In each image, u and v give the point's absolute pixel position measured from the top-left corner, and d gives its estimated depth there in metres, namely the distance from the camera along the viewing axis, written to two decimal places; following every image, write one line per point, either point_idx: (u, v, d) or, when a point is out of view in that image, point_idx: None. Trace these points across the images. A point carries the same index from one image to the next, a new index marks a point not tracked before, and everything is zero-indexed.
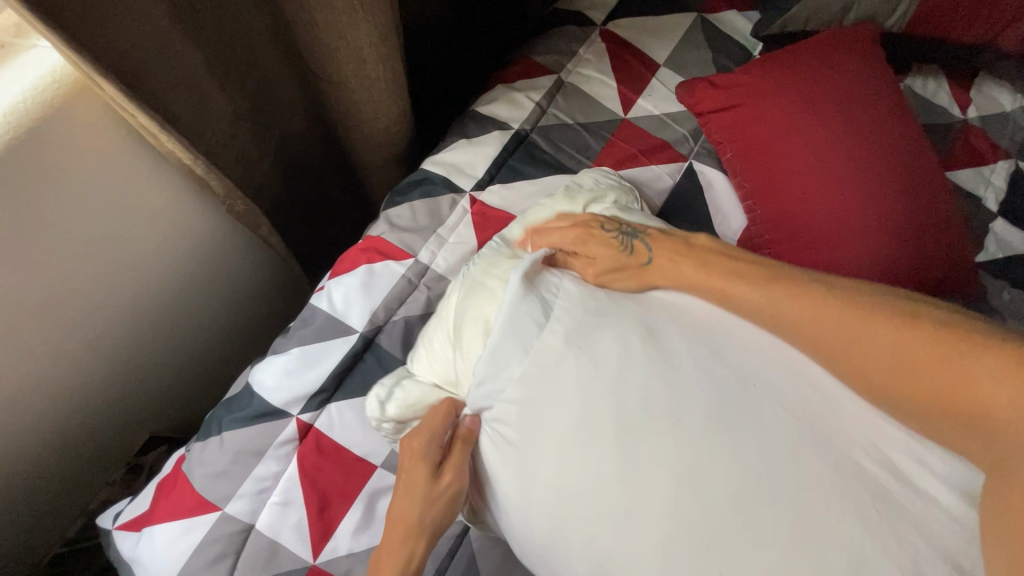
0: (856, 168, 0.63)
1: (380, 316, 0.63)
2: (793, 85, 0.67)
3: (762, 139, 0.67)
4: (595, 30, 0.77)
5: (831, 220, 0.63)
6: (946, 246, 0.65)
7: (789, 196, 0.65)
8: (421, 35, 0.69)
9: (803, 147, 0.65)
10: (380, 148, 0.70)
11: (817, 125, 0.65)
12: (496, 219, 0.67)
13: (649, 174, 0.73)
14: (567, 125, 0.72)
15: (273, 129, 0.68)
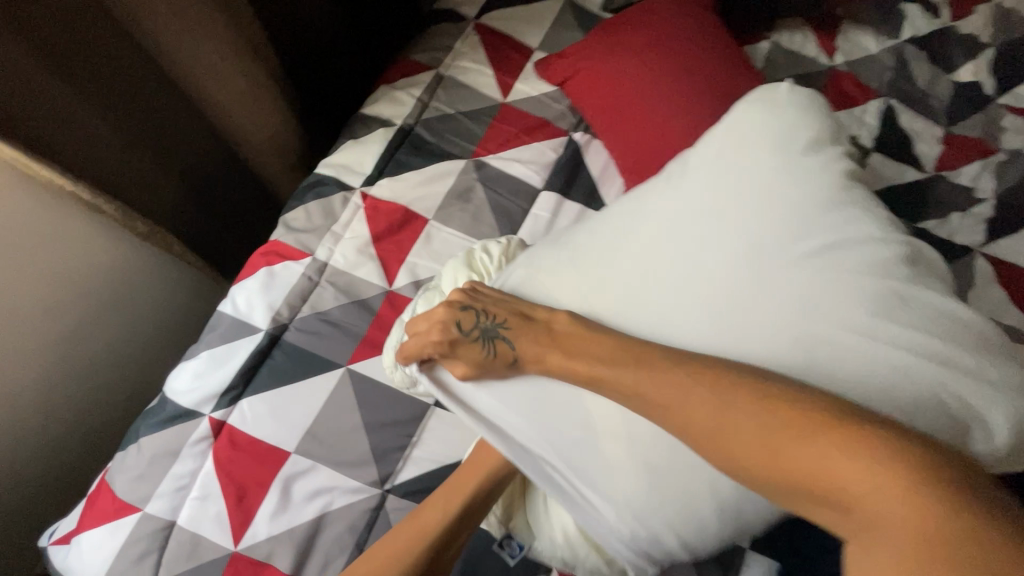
0: (693, 95, 0.69)
1: (283, 314, 0.66)
2: (626, 46, 0.74)
3: (610, 96, 0.74)
4: (469, 25, 0.82)
5: (680, 157, 0.68)
6: None
7: (643, 143, 0.70)
8: (298, 41, 0.73)
9: (642, 94, 0.72)
10: (269, 153, 0.75)
11: (652, 74, 0.72)
12: (388, 211, 0.71)
13: (532, 151, 0.77)
14: (449, 116, 0.77)
15: (179, 156, 0.69)
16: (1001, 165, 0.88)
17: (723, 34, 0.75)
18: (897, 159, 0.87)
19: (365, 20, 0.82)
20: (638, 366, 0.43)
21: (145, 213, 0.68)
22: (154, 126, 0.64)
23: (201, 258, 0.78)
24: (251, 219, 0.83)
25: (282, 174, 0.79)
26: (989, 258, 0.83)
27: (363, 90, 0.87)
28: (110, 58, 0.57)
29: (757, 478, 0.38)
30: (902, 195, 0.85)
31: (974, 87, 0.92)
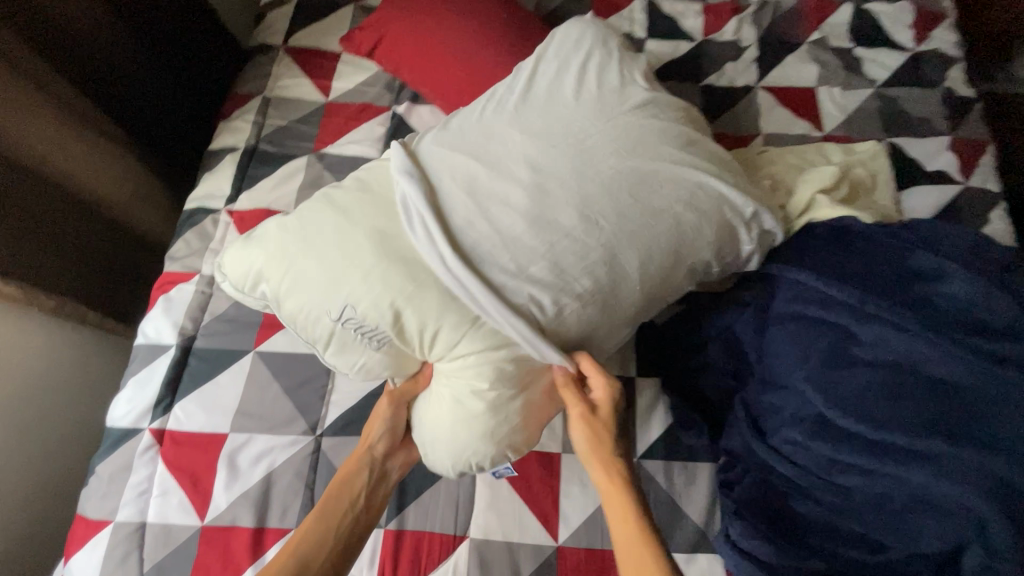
0: (479, 37, 0.82)
1: (188, 327, 0.76)
2: (409, 7, 0.87)
3: (410, 50, 0.86)
4: (279, 50, 0.95)
5: (476, 78, 0.81)
6: None
7: (446, 79, 0.83)
8: (122, 102, 0.83)
9: (432, 38, 0.84)
10: (118, 193, 0.86)
11: (435, 21, 0.85)
12: (252, 217, 0.82)
13: (363, 131, 0.90)
14: (284, 126, 0.89)
15: (59, 235, 0.77)
16: (753, 16, 1.05)
17: None
18: (670, 38, 1.02)
19: (186, 69, 0.93)
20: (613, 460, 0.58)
21: (50, 290, 0.76)
22: (27, 208, 0.72)
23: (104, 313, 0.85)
24: (139, 269, 0.92)
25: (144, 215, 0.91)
26: (766, 89, 0.99)
27: (204, 132, 0.98)
28: None
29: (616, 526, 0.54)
30: (682, 65, 1.00)
31: None
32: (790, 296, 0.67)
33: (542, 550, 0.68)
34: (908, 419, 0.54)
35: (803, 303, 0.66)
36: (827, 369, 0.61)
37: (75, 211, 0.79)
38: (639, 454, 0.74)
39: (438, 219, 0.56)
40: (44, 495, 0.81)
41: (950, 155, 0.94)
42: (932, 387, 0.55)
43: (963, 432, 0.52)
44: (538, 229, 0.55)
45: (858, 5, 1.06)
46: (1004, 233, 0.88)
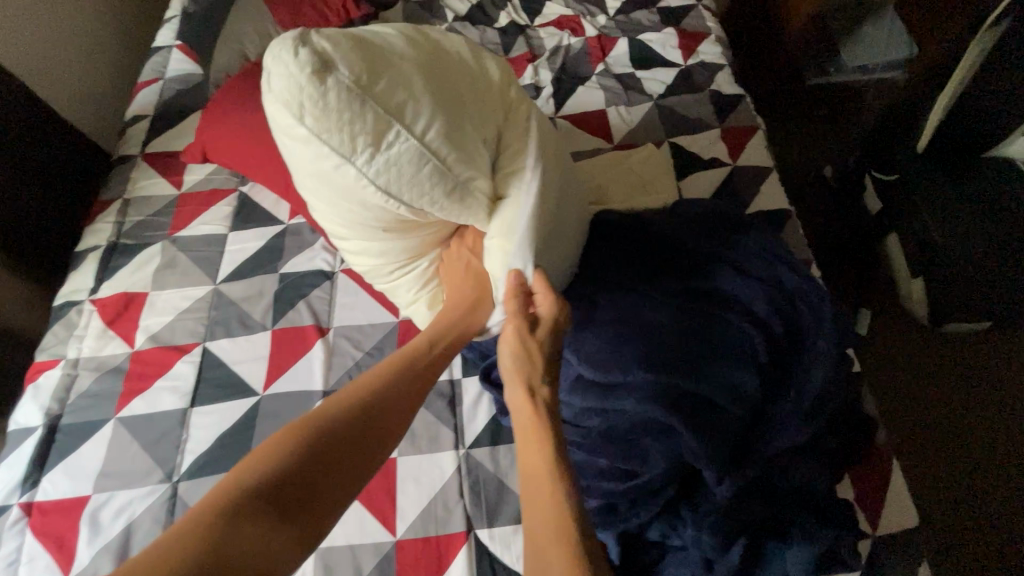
0: None
1: (55, 407, 0.85)
2: (224, 111, 1.00)
3: (232, 149, 0.99)
4: (138, 157, 1.10)
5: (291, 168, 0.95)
6: None
7: (267, 171, 0.98)
8: None
9: (248, 136, 0.98)
10: None
11: (248, 123, 0.98)
12: (112, 302, 0.93)
13: (213, 212, 1.03)
14: (142, 220, 1.02)
15: None
16: (548, 59, 1.24)
17: None
18: None
19: (36, 177, 1.02)
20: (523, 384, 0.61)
21: None
22: None
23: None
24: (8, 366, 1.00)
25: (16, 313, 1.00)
26: (563, 117, 1.16)
27: (70, 229, 1.09)
28: None
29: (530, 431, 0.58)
30: None
31: (512, 25, 1.30)
32: (569, 280, 0.77)
33: (382, 547, 0.75)
34: (630, 358, 0.66)
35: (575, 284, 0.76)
36: (577, 332, 0.72)
37: None
38: (467, 445, 0.83)
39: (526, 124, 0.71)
40: None
41: (720, 144, 1.11)
42: (644, 334, 0.67)
43: (664, 362, 0.65)
44: (558, 162, 0.74)
45: (634, 37, 1.27)
46: (770, 200, 1.04)
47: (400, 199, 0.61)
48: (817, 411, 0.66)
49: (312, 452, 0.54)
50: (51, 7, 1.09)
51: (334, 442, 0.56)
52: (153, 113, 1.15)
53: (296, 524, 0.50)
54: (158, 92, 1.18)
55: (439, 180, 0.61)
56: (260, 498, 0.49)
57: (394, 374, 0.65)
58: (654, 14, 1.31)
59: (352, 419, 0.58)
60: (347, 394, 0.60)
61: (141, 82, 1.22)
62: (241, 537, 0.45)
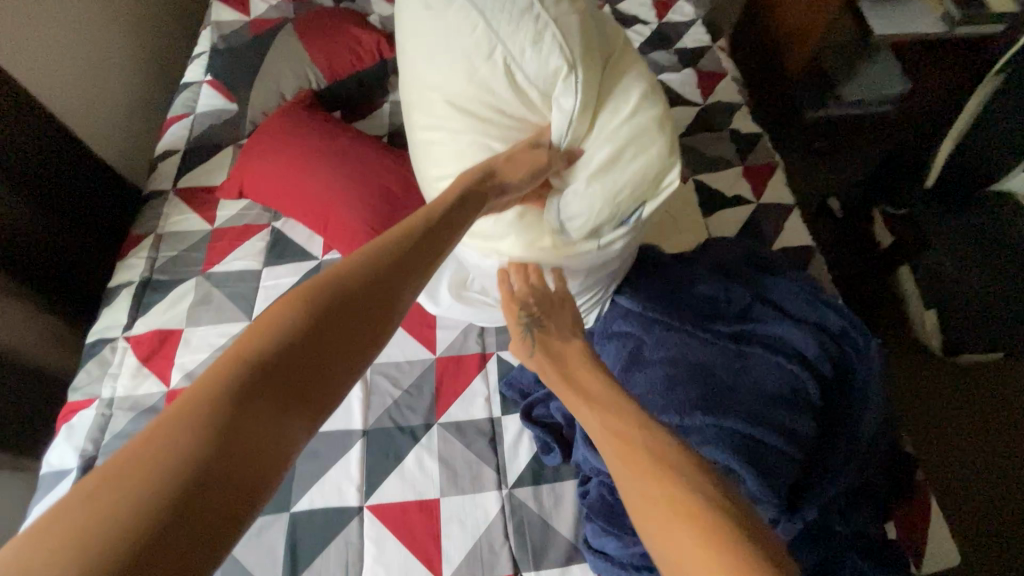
0: (324, 169, 0.97)
1: (88, 448, 0.83)
2: (260, 150, 1.01)
3: (268, 187, 1.00)
4: (170, 192, 1.10)
5: (328, 206, 0.96)
6: (397, 169, 0.99)
7: (305, 209, 0.99)
8: (21, 256, 0.94)
9: (285, 175, 0.99)
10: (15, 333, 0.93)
11: (284, 162, 0.99)
12: (146, 339, 0.92)
13: (246, 248, 1.03)
14: (175, 256, 1.02)
15: None
16: None
17: (324, 114, 1.05)
18: None
19: (68, 213, 1.03)
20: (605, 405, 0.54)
21: None
22: None
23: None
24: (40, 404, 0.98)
25: (41, 347, 0.97)
26: None
27: (100, 263, 1.09)
28: None
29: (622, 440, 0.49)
30: None
31: None
32: (620, 318, 0.78)
33: None
34: (683, 398, 0.67)
35: (625, 323, 0.77)
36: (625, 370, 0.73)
37: None
38: (510, 485, 0.83)
39: (622, 65, 0.71)
40: None
41: (743, 181, 1.14)
42: (697, 375, 0.68)
43: (720, 403, 0.66)
44: (650, 95, 0.71)
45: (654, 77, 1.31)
46: (794, 236, 1.07)
47: (487, 17, 0.62)
48: (862, 453, 0.68)
49: (309, 332, 0.44)
50: (88, 46, 1.11)
51: (321, 322, 0.45)
52: (184, 149, 1.16)
53: (288, 402, 0.41)
54: (189, 127, 1.20)
55: (507, 11, 0.62)
56: (252, 381, 0.40)
57: (400, 244, 0.54)
58: (671, 55, 1.35)
59: (350, 287, 0.48)
60: (344, 266, 0.50)
61: (171, 116, 1.23)
62: (238, 430, 0.37)
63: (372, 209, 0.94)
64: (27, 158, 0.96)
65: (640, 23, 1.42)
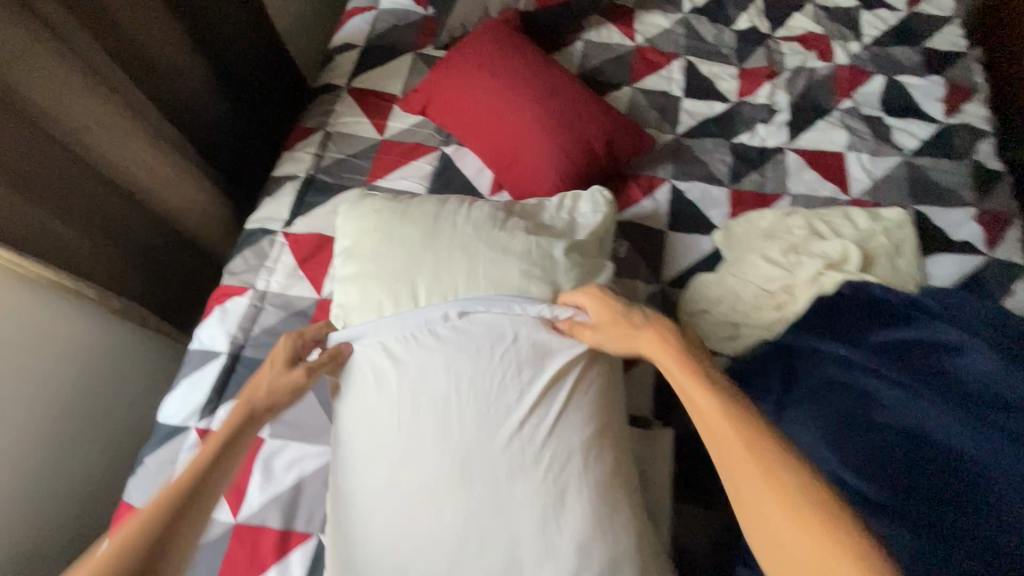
0: (525, 104, 0.88)
1: (239, 336, 0.83)
2: (456, 68, 0.93)
3: (458, 111, 0.93)
4: (343, 90, 1.05)
5: (521, 149, 0.88)
6: (602, 121, 0.88)
7: (493, 145, 0.90)
8: (209, 136, 0.95)
9: (483, 102, 0.90)
10: (211, 230, 0.95)
11: (483, 86, 0.91)
12: (305, 240, 0.89)
13: (412, 168, 0.98)
14: (341, 159, 0.98)
15: (143, 253, 0.88)
16: (786, 81, 1.10)
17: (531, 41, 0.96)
18: (705, 99, 1.09)
19: (247, 95, 1.02)
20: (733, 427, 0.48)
21: (122, 295, 0.86)
22: (124, 231, 0.83)
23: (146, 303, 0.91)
24: (201, 280, 1.01)
25: (215, 234, 0.97)
26: (795, 151, 1.03)
27: (265, 154, 1.10)
28: (92, 199, 0.77)
29: (762, 510, 0.44)
30: (716, 123, 1.06)
31: (753, 31, 1.16)
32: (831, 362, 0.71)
33: None
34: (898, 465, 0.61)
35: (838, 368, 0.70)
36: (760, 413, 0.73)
37: (158, 234, 0.89)
38: None
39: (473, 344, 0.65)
40: (86, 465, 0.88)
41: (973, 225, 0.96)
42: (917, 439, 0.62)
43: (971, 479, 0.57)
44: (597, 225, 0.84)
45: (890, 76, 1.10)
46: None
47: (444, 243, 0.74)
48: None
49: None
50: None
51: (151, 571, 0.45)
52: (363, 45, 1.09)
53: None
54: (371, 22, 1.12)
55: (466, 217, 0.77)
56: None
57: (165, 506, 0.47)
58: (916, 53, 1.13)
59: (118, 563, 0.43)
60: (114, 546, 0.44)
61: (353, 7, 1.15)
62: None
63: (568, 159, 0.85)
64: (225, 40, 0.94)
65: (884, 7, 1.20)
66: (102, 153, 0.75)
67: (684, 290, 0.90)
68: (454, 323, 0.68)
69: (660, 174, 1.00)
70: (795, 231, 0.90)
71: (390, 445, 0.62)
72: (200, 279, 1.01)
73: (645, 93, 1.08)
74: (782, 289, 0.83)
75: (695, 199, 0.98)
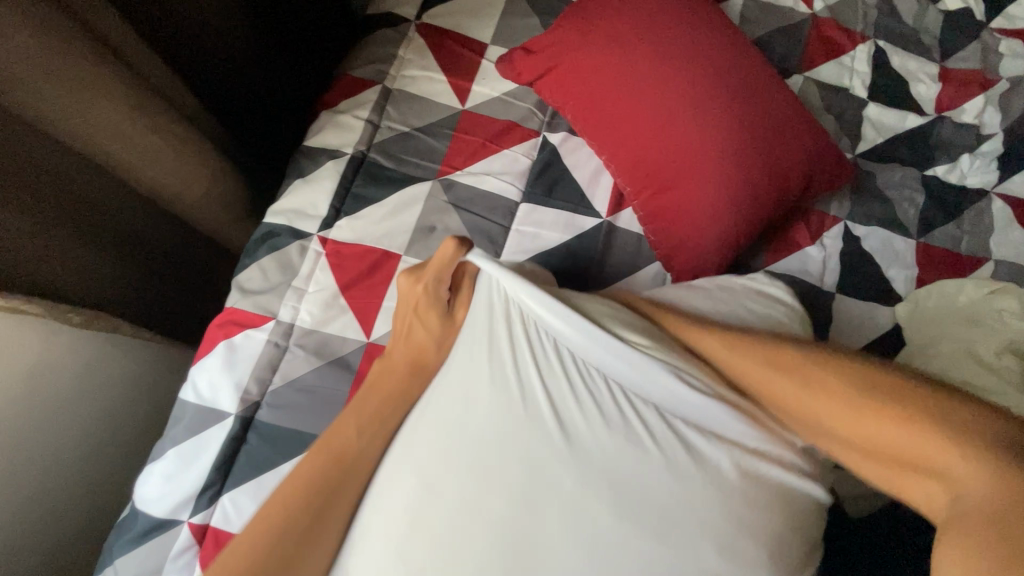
0: (691, 95, 0.60)
1: (253, 391, 0.59)
2: (592, 25, 0.64)
3: (585, 89, 0.64)
4: (411, 25, 0.74)
5: (676, 162, 0.61)
6: (796, 140, 0.62)
7: (630, 147, 0.62)
8: (219, 75, 0.64)
9: (626, 80, 0.62)
10: (208, 208, 0.67)
11: (629, 57, 0.62)
12: (353, 255, 0.63)
13: (504, 159, 0.69)
14: (405, 134, 0.69)
15: (116, 235, 0.60)
16: (1002, 94, 0.82)
17: None
18: (894, 105, 0.81)
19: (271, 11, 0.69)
20: (938, 480, 0.35)
21: (84, 299, 0.59)
22: (85, 203, 0.55)
23: (124, 315, 0.64)
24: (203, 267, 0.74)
25: (218, 215, 0.70)
26: (1005, 197, 0.77)
27: (292, 100, 0.79)
28: (29, 158, 0.48)
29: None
30: (907, 144, 0.79)
31: (961, 15, 0.86)
32: None
33: None
34: None
35: None
36: None
37: (135, 209, 0.61)
38: None
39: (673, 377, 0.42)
40: None
41: None
42: None
43: None
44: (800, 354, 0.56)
45: None
46: None
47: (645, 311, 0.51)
48: None
49: None
50: None
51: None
52: None
53: None
54: None
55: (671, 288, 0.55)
56: None
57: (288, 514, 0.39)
58: None
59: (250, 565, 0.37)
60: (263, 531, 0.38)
61: None
62: None
63: (746, 198, 0.60)
64: None
65: None
66: (35, 105, 0.46)
67: None
68: (650, 390, 0.41)
69: (831, 210, 0.75)
70: (1011, 322, 0.64)
71: (450, 431, 0.39)
72: (204, 266, 0.75)
73: (820, 87, 0.79)
74: None
75: (872, 250, 0.73)
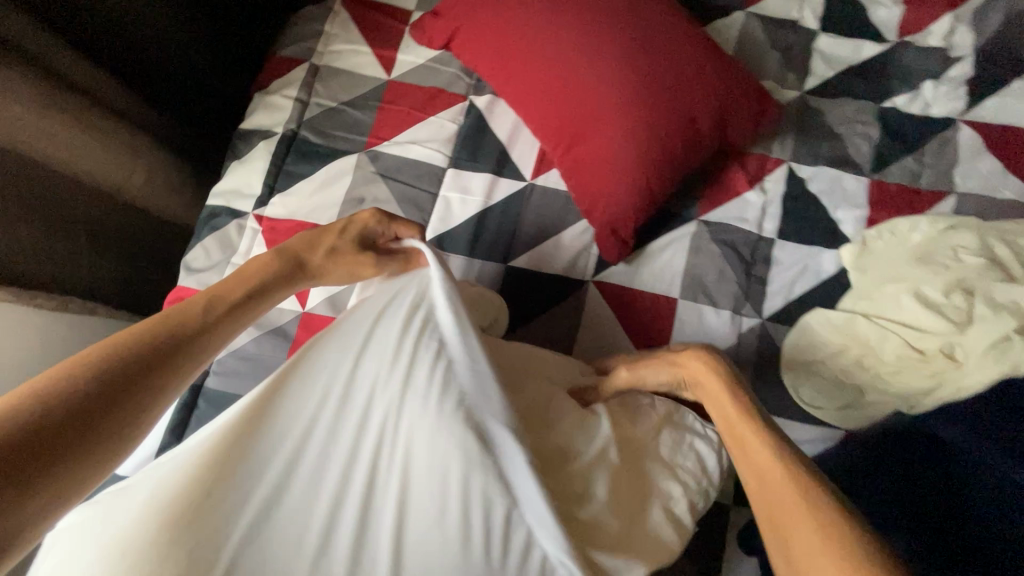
0: (595, 44, 0.60)
1: None
2: None
3: (494, 47, 0.64)
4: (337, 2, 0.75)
5: (586, 114, 0.60)
6: (711, 84, 0.60)
7: (541, 102, 0.62)
8: (156, 67, 0.68)
9: (532, 34, 0.62)
10: (149, 193, 0.71)
11: (533, 11, 0.62)
12: (285, 230, 0.66)
13: (429, 126, 0.70)
14: (333, 109, 0.71)
15: (80, 225, 0.64)
16: (975, 11, 0.75)
17: None
18: (850, 35, 0.76)
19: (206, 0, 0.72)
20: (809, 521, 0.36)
21: (56, 284, 0.64)
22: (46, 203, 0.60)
23: (96, 297, 0.69)
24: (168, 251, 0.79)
25: (164, 199, 0.74)
26: (975, 124, 0.71)
27: (237, 86, 0.82)
28: None
29: None
30: (863, 76, 0.74)
31: None
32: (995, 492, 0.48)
33: None
34: None
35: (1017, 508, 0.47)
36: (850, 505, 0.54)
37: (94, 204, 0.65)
38: None
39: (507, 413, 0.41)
40: None
41: None
42: None
43: None
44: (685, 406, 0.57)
45: None
46: None
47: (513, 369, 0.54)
48: None
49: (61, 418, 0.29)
50: None
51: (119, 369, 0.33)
52: None
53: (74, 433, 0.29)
54: None
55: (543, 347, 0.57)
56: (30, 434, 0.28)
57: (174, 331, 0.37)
58: None
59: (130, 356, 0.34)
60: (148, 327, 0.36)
61: None
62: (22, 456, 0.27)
63: (654, 144, 0.59)
64: None
65: None
66: None
67: (790, 329, 0.66)
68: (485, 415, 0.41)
69: (774, 153, 0.72)
70: (965, 257, 0.59)
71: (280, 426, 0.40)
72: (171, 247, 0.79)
73: (764, 24, 0.75)
74: (939, 351, 0.57)
75: (819, 191, 0.70)
